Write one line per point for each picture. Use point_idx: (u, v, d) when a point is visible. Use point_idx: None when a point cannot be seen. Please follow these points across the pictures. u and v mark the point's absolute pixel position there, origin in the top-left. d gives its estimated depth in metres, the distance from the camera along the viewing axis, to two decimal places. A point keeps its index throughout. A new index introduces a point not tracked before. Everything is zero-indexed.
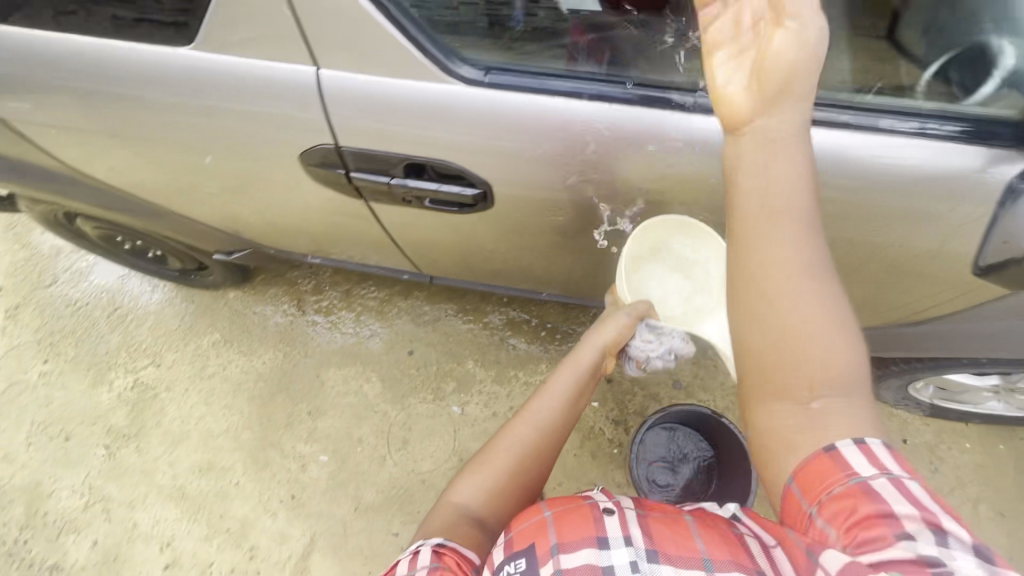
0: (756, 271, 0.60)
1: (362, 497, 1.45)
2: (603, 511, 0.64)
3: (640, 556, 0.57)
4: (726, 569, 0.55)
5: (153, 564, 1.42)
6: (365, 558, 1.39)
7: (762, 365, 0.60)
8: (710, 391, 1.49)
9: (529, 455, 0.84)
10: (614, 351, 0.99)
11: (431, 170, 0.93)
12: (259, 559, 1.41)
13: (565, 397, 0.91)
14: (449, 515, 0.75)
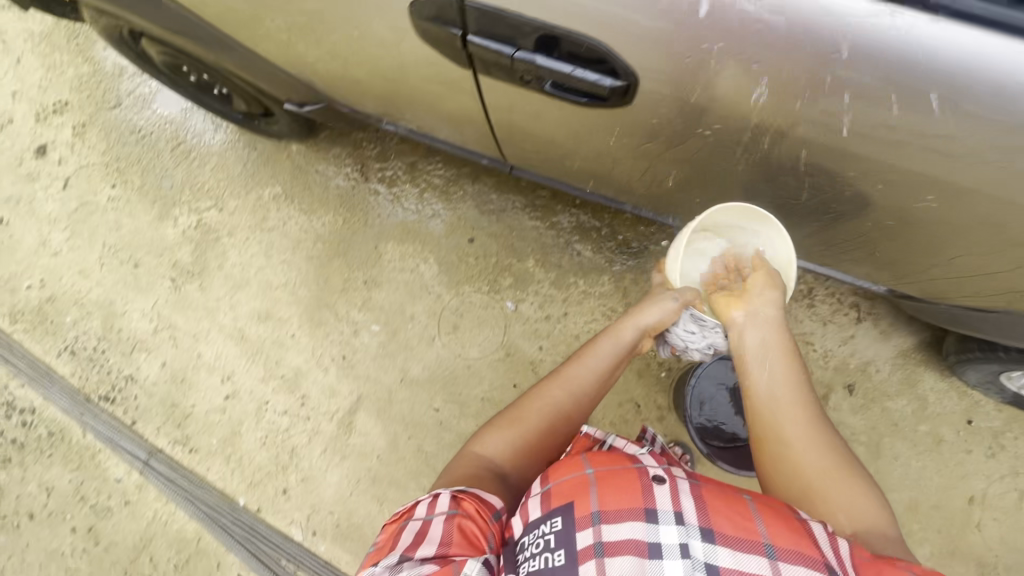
0: (769, 428, 0.78)
1: (408, 370, 1.50)
2: (652, 479, 0.62)
3: (693, 534, 0.57)
4: (790, 560, 0.55)
5: (215, 392, 1.54)
6: (407, 424, 1.48)
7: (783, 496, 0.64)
8: None
9: (557, 421, 0.85)
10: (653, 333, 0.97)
11: (566, 49, 0.79)
12: (310, 406, 1.51)
13: (601, 366, 0.91)
14: (472, 466, 0.80)
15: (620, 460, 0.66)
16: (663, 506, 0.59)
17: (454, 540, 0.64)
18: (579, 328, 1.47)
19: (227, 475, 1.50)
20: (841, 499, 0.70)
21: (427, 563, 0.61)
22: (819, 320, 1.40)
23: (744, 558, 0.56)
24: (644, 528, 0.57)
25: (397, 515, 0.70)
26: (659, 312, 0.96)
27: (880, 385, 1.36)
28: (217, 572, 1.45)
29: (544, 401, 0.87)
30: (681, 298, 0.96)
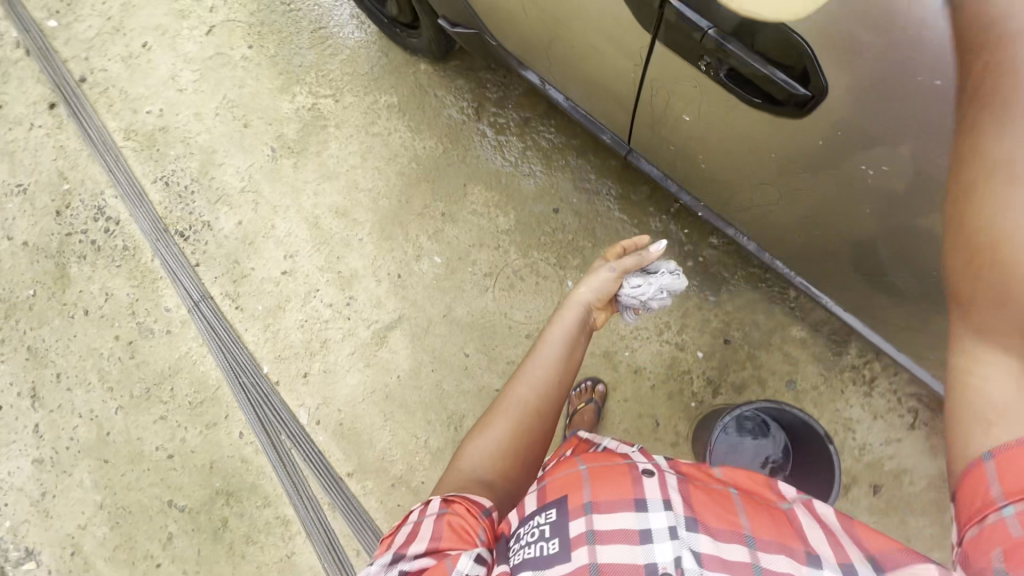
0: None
1: (453, 309, 1.53)
2: (642, 472, 0.65)
3: (680, 523, 0.58)
4: (770, 550, 0.55)
5: (275, 264, 1.62)
6: (434, 358, 1.52)
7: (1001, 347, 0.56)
8: (819, 410, 1.37)
9: (524, 421, 0.88)
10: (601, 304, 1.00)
11: (766, 42, 0.82)
12: (353, 309, 1.57)
13: (558, 355, 0.93)
14: (462, 482, 0.81)
15: (612, 460, 0.69)
16: (651, 496, 0.61)
17: (444, 535, 0.65)
18: (627, 329, 1.47)
19: (261, 341, 1.58)
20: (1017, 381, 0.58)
21: (420, 559, 0.63)
22: (870, 411, 1.36)
23: (725, 548, 0.56)
24: (634, 516, 0.58)
25: (395, 527, 0.72)
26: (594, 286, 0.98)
27: (907, 496, 1.31)
28: (224, 423, 1.55)
29: (508, 401, 0.89)
30: (617, 267, 0.98)
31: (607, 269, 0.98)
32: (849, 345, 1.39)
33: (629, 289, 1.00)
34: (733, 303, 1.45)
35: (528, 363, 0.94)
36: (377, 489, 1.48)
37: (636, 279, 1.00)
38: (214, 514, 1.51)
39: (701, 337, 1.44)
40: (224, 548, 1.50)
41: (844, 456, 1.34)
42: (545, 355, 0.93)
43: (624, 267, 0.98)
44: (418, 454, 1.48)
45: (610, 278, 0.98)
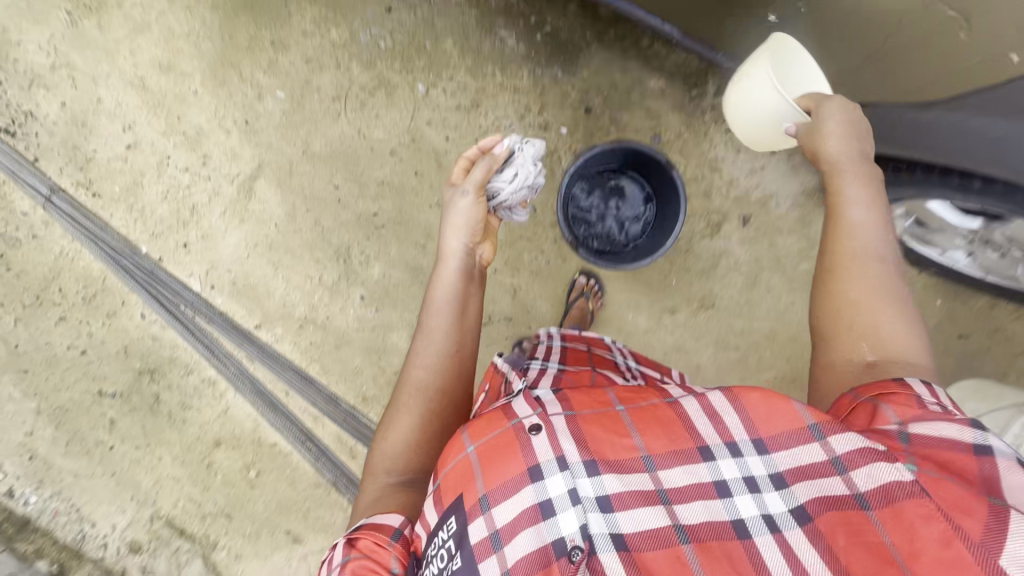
0: (846, 275, 0.82)
1: (311, 144, 1.47)
2: (530, 432, 0.64)
3: (576, 472, 0.61)
4: (668, 466, 0.62)
5: (117, 140, 1.51)
6: (306, 198, 1.49)
7: (844, 331, 0.80)
8: (685, 158, 1.38)
9: (427, 399, 0.84)
10: (480, 237, 0.94)
11: None
12: (211, 168, 1.50)
13: (446, 326, 0.87)
14: (377, 492, 0.80)
15: (496, 422, 0.66)
16: (546, 459, 0.62)
17: None
18: (489, 123, 1.42)
19: (131, 222, 1.54)
20: (891, 327, 0.78)
21: None
22: (733, 147, 1.37)
23: (629, 479, 0.62)
24: (532, 490, 0.61)
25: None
26: (461, 216, 0.92)
27: (774, 221, 1.39)
28: (123, 309, 1.55)
29: (408, 390, 0.85)
30: (470, 190, 0.91)
31: (462, 198, 0.92)
32: (706, 83, 1.37)
33: (506, 186, 0.97)
34: (588, 68, 1.39)
35: (418, 341, 0.88)
36: (288, 333, 1.53)
37: (504, 171, 0.96)
38: (145, 392, 1.58)
39: (562, 112, 1.40)
40: (165, 419, 1.59)
41: (714, 196, 1.39)
42: (434, 327, 0.87)
43: (479, 185, 0.92)
44: (316, 293, 1.51)
45: (471, 204, 0.92)
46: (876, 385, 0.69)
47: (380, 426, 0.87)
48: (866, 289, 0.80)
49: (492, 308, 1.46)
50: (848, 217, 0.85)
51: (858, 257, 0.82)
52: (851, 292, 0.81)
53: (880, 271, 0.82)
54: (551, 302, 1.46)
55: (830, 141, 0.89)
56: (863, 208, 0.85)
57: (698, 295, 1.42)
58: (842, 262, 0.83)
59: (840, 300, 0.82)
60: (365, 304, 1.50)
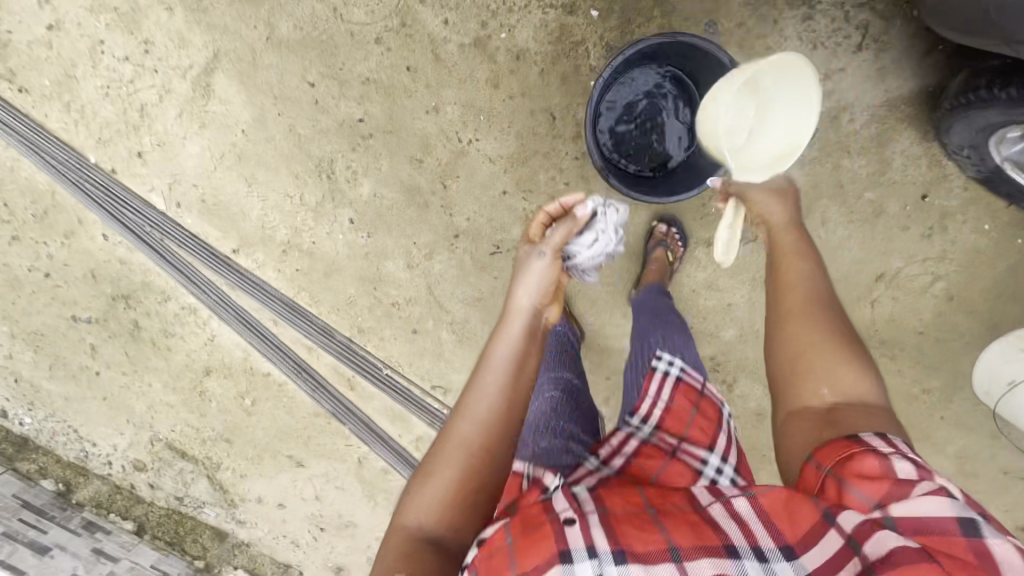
0: (797, 323, 0.75)
1: (276, 28, 1.18)
2: (563, 522, 0.54)
3: (606, 563, 0.50)
4: (700, 563, 0.51)
5: (35, 18, 1.22)
6: (276, 98, 1.23)
7: (795, 374, 0.72)
8: (745, 54, 1.09)
9: (476, 456, 0.68)
10: (551, 298, 0.79)
11: None
12: (156, 57, 1.22)
13: (508, 370, 0.71)
14: (405, 539, 0.64)
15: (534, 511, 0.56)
16: (576, 545, 0.51)
17: None
18: (498, 2, 1.12)
19: (71, 125, 1.29)
20: (843, 372, 0.70)
21: None
22: (809, 41, 1.08)
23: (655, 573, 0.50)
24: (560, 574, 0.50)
25: None
26: (533, 279, 0.78)
27: (844, 138, 1.14)
28: (82, 229, 1.37)
29: (450, 446, 0.69)
30: (547, 252, 0.79)
31: (536, 259, 0.79)
32: None
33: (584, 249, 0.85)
34: None
35: (472, 390, 0.71)
36: (270, 259, 1.36)
37: (585, 236, 0.85)
38: (122, 318, 1.45)
39: None
40: (148, 346, 1.48)
41: None
42: (490, 378, 0.71)
43: (556, 251, 0.80)
44: (298, 215, 1.31)
45: (546, 267, 0.79)
46: (831, 449, 0.61)
47: (412, 476, 0.70)
48: (807, 333, 0.73)
49: (501, 236, 1.29)
50: (797, 276, 0.80)
51: (803, 310, 0.76)
52: (798, 338, 0.74)
53: (826, 324, 0.74)
54: None
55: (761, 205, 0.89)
56: (802, 268, 0.80)
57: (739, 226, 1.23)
58: (793, 310, 0.76)
59: (787, 340, 0.75)
60: (355, 229, 1.32)
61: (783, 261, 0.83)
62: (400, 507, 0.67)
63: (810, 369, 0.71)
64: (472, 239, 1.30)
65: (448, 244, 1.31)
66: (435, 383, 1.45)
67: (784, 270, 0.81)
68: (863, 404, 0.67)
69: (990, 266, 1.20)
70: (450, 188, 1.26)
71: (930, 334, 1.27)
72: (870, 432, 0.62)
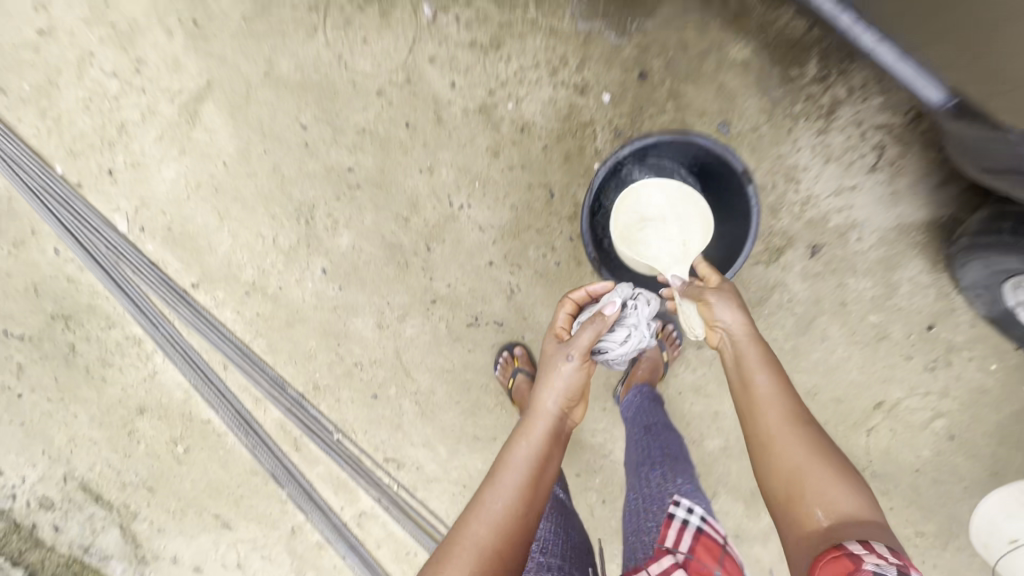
0: (770, 434, 0.71)
1: (276, 64, 1.13)
2: None
3: None
4: None
5: (26, 22, 1.16)
6: (265, 134, 1.16)
7: (788, 495, 0.66)
8: (755, 158, 1.06)
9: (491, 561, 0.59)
10: (577, 401, 0.74)
11: None
12: (146, 76, 1.16)
13: (527, 465, 0.66)
14: None
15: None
16: None
17: None
18: (509, 72, 1.08)
19: (43, 132, 1.22)
20: (829, 485, 0.64)
21: None
22: (822, 154, 1.04)
23: None
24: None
25: None
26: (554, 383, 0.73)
27: (851, 256, 1.09)
28: (33, 240, 1.27)
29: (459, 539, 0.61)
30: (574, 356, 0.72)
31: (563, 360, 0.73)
32: (808, 58, 1.00)
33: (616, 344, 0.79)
34: (651, 14, 1.03)
35: (490, 484, 0.65)
36: (231, 299, 1.26)
37: (617, 331, 0.78)
38: (58, 340, 1.33)
39: (607, 72, 1.06)
40: (81, 373, 1.35)
41: (781, 213, 1.08)
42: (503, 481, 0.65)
43: (586, 352, 0.72)
44: (268, 257, 1.22)
45: (577, 369, 0.73)
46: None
47: None
48: (788, 451, 0.68)
49: (481, 307, 1.20)
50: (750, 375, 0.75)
51: (768, 415, 0.71)
52: (780, 453, 0.69)
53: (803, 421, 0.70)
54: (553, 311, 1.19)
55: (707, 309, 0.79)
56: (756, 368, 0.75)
57: None
58: (762, 422, 0.72)
59: (774, 458, 0.69)
60: (327, 280, 1.23)
61: (733, 358, 0.78)
62: None
63: (804, 491, 0.65)
64: (450, 306, 1.21)
65: (424, 308, 1.22)
66: (389, 455, 1.33)
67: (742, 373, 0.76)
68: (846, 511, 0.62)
69: (995, 410, 1.12)
70: (434, 250, 1.18)
71: (926, 475, 1.17)
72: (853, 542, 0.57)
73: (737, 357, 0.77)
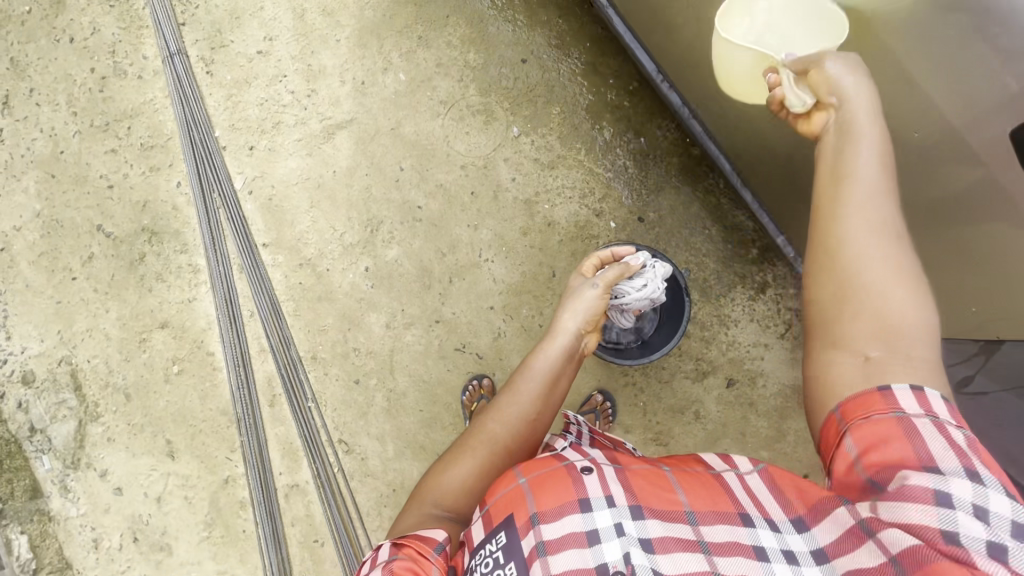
0: (836, 274, 0.72)
1: (402, 125, 1.61)
2: (582, 471, 0.71)
3: (623, 516, 0.66)
4: (709, 521, 0.65)
5: (254, 43, 1.69)
6: (372, 163, 1.60)
7: (828, 326, 0.72)
8: (702, 301, 1.44)
9: (498, 450, 0.88)
10: (588, 327, 1.02)
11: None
12: (313, 101, 1.65)
13: (538, 389, 0.94)
14: (420, 513, 0.82)
15: (546, 463, 0.74)
16: (594, 494, 0.68)
17: None
18: (554, 186, 1.54)
19: (221, 108, 1.68)
20: (899, 351, 0.67)
21: None
22: (750, 314, 1.43)
23: (671, 525, 0.65)
24: (580, 520, 0.66)
25: None
26: (575, 309, 1.01)
27: (756, 397, 1.41)
28: (167, 171, 1.64)
29: (480, 434, 0.89)
30: (597, 284, 1.01)
31: (589, 289, 1.02)
32: (752, 248, 1.45)
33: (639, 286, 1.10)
34: (657, 184, 1.51)
35: (506, 396, 0.93)
36: (286, 264, 1.58)
37: (636, 279, 1.11)
38: (135, 248, 1.62)
39: (617, 209, 1.51)
40: (134, 279, 1.61)
41: (713, 346, 1.43)
42: (524, 391, 0.93)
43: (607, 284, 1.02)
44: (331, 243, 1.57)
45: (595, 296, 1.01)
46: (860, 403, 0.66)
47: (442, 460, 0.90)
48: (835, 295, 0.72)
49: (470, 339, 1.50)
50: (835, 210, 0.73)
51: (845, 269, 0.71)
52: (849, 272, 0.71)
53: (891, 264, 0.70)
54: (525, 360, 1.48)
55: (848, 76, 0.77)
56: (866, 185, 0.73)
57: (657, 427, 1.42)
58: (838, 267, 0.72)
59: (826, 299, 0.73)
60: (365, 276, 1.55)
61: (841, 143, 0.76)
62: (438, 476, 0.86)
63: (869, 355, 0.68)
64: (447, 330, 1.51)
65: (427, 324, 1.52)
66: (343, 437, 1.50)
67: (841, 185, 0.74)
68: (904, 347, 0.67)
69: None
70: (453, 283, 1.53)
71: None
72: (905, 386, 0.65)
73: (847, 197, 0.73)
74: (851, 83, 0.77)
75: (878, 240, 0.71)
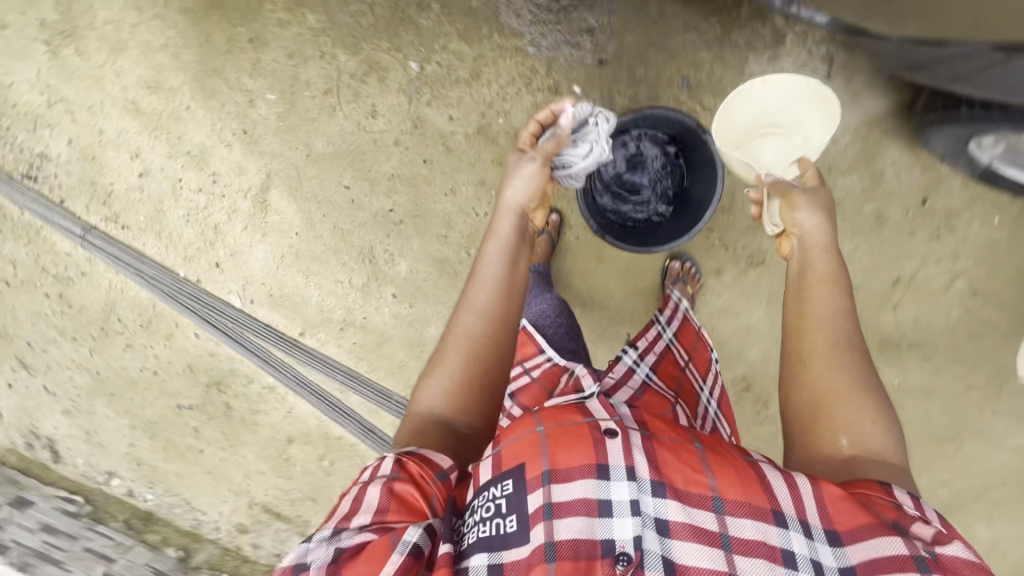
0: (809, 379, 0.78)
1: (313, 145, 1.40)
2: (607, 433, 0.67)
3: (642, 489, 0.62)
4: (734, 510, 0.62)
5: (128, 171, 1.50)
6: (319, 202, 1.44)
7: (807, 417, 0.77)
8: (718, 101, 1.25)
9: (474, 351, 0.83)
10: (537, 203, 0.97)
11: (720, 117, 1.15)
12: (222, 184, 1.47)
13: (497, 271, 0.88)
14: (414, 425, 0.81)
15: (568, 416, 0.69)
16: (615, 463, 0.64)
17: (390, 507, 0.65)
18: (493, 94, 1.31)
19: (163, 249, 1.56)
20: (860, 420, 0.74)
21: (363, 531, 0.63)
22: None
23: (693, 510, 0.62)
24: (593, 487, 0.63)
25: (343, 493, 0.69)
26: (521, 180, 0.96)
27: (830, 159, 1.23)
28: (178, 331, 1.63)
29: (454, 334, 0.85)
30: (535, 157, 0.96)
31: (528, 162, 0.97)
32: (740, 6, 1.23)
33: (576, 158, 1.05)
34: (592, 13, 1.26)
35: (470, 285, 0.88)
36: (331, 336, 1.57)
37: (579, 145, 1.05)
38: (217, 402, 1.70)
39: (574, 71, 1.27)
40: (239, 422, 1.72)
41: None
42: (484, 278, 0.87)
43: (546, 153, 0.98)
44: (348, 295, 1.51)
45: (535, 169, 0.96)
46: (860, 486, 0.67)
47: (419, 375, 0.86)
48: (813, 387, 0.78)
49: None
50: (800, 293, 0.85)
51: (814, 366, 0.78)
52: (819, 376, 0.77)
53: (856, 366, 0.77)
54: (585, 277, 1.38)
55: (805, 211, 0.88)
56: (830, 291, 0.83)
57: (745, 252, 1.31)
58: (807, 361, 0.79)
59: (794, 388, 0.79)
60: (398, 301, 1.50)
61: (809, 237, 0.88)
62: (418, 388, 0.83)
63: (844, 449, 0.73)
64: None
65: None
66: None
67: (798, 276, 0.86)
68: (878, 452, 0.72)
69: (1006, 254, 1.23)
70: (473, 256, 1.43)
71: (962, 332, 1.28)
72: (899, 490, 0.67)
73: (808, 293, 0.84)
74: (807, 215, 0.88)
75: (840, 346, 0.79)
